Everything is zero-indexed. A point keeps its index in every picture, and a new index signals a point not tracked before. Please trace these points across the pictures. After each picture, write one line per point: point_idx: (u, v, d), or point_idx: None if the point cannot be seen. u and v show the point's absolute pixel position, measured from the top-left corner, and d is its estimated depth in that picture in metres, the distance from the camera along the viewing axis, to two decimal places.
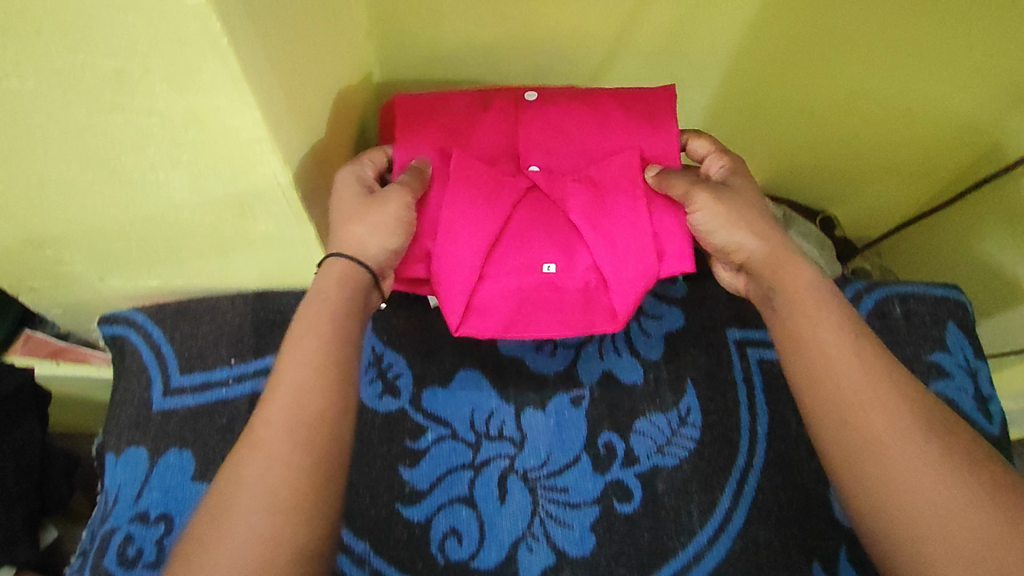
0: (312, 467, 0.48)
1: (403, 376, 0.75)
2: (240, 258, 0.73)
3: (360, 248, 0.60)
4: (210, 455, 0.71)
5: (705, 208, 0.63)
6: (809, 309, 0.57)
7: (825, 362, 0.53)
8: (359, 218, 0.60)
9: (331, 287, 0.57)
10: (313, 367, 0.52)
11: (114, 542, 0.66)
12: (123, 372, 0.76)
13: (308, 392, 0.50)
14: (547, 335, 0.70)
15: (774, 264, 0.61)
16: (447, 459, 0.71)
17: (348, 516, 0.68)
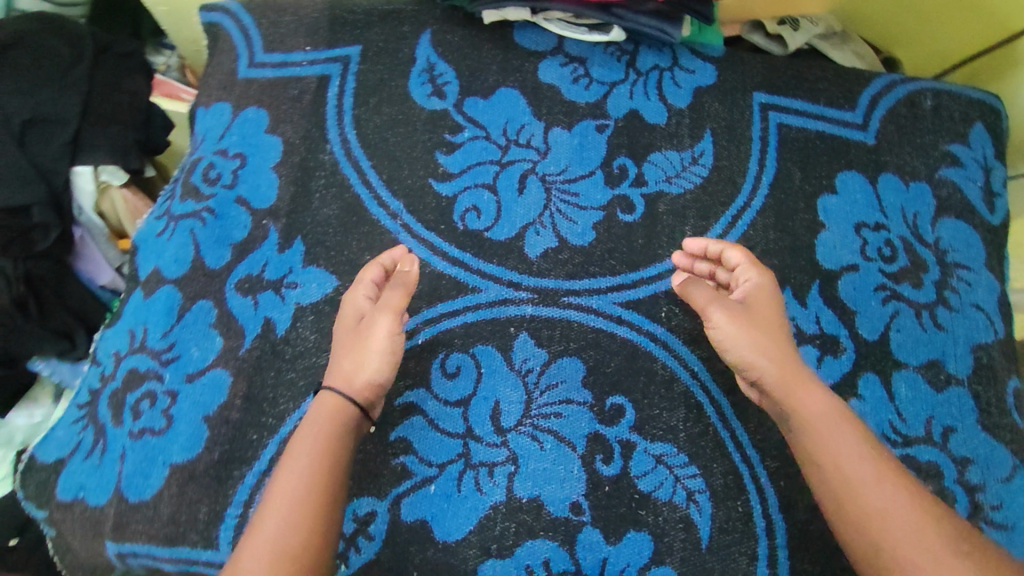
0: (305, 546, 0.54)
1: (450, 84, 0.84)
2: None
3: (345, 381, 0.63)
4: (281, 116, 0.82)
5: (720, 325, 0.66)
6: (841, 429, 0.60)
7: (860, 497, 0.57)
8: (350, 353, 0.64)
9: (321, 420, 0.61)
10: (322, 449, 0.59)
11: (201, 165, 0.80)
12: (217, 52, 0.88)
13: (316, 458, 0.58)
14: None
15: (787, 381, 0.63)
16: (479, 155, 0.81)
17: (388, 180, 0.79)
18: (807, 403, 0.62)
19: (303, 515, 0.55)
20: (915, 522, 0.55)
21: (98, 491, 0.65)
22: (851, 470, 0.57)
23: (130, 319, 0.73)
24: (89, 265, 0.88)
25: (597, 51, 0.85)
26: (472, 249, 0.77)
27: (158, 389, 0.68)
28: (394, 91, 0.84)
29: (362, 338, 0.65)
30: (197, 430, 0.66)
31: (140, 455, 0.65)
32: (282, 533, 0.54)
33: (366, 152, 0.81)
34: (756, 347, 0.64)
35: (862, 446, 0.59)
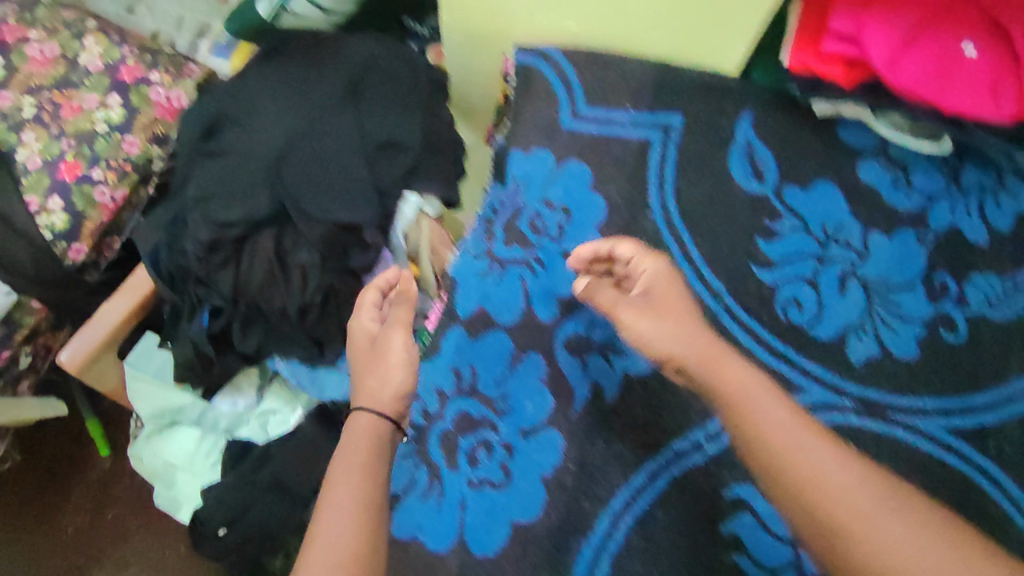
0: (354, 557, 0.55)
1: (770, 168, 0.82)
2: (671, 25, 0.77)
3: (371, 397, 0.66)
4: (605, 174, 0.81)
5: (636, 321, 0.61)
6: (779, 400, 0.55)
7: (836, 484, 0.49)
8: (372, 372, 0.67)
9: (363, 438, 0.63)
10: (355, 464, 0.61)
11: (526, 214, 0.80)
12: (528, 96, 0.86)
13: (356, 473, 0.60)
14: (947, 106, 0.70)
15: (709, 358, 0.58)
16: (799, 246, 0.80)
17: (710, 259, 0.79)
18: (727, 378, 0.56)
19: (359, 528, 0.57)
20: (845, 483, 0.49)
21: (437, 537, 0.67)
22: (772, 435, 0.52)
23: (454, 359, 0.75)
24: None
25: (921, 159, 0.82)
26: (796, 346, 0.76)
27: (495, 439, 0.70)
28: (717, 168, 0.82)
29: (381, 356, 0.68)
30: (537, 491, 0.68)
31: (482, 507, 0.67)
32: (335, 541, 0.56)
33: (687, 225, 0.80)
34: (675, 339, 0.59)
35: (788, 416, 0.54)
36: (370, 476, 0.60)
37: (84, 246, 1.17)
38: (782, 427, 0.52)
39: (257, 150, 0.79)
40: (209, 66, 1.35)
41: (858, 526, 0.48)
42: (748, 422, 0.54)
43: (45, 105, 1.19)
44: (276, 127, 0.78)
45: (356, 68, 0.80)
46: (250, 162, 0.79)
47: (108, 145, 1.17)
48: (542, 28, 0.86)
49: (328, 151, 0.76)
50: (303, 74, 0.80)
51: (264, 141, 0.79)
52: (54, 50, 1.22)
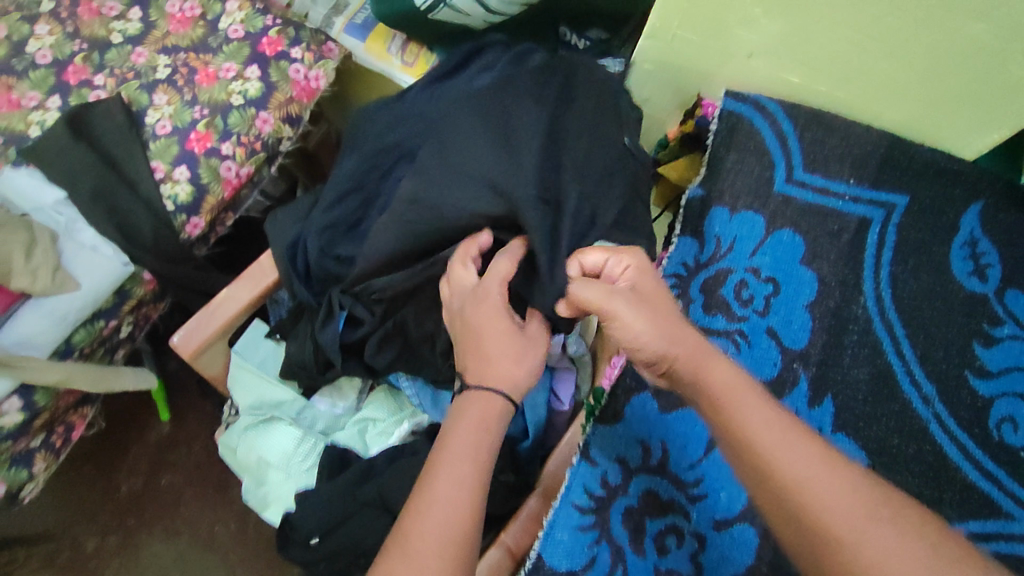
0: (464, 532, 0.54)
1: (993, 267, 0.77)
2: (918, 98, 0.73)
3: (507, 381, 0.65)
4: (819, 248, 0.77)
5: (622, 317, 0.56)
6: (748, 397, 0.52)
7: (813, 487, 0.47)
8: (512, 356, 0.67)
9: (485, 415, 0.63)
10: (476, 438, 0.60)
11: (732, 281, 0.76)
12: (735, 146, 0.83)
13: (474, 444, 0.60)
14: None
15: (695, 359, 0.55)
16: (1017, 358, 0.73)
17: (922, 357, 0.73)
18: (712, 378, 0.54)
19: (470, 507, 0.56)
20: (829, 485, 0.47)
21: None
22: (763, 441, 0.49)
23: (640, 429, 0.69)
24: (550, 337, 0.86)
25: None
26: (1009, 467, 0.69)
27: (686, 529, 0.64)
28: (934, 257, 0.77)
29: (519, 344, 0.67)
30: None
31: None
32: (449, 517, 0.54)
33: (901, 318, 0.74)
34: (668, 337, 0.55)
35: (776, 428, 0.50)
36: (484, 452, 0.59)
37: (202, 221, 1.11)
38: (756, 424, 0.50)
39: (471, 172, 0.74)
40: (343, 46, 1.26)
41: (843, 531, 0.45)
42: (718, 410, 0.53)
43: (180, 67, 1.14)
44: (498, 150, 0.74)
45: (575, 106, 0.78)
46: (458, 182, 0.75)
47: (241, 118, 1.12)
48: (761, 76, 0.80)
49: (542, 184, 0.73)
50: (522, 104, 0.77)
51: (472, 164, 0.74)
52: (195, 9, 1.17)
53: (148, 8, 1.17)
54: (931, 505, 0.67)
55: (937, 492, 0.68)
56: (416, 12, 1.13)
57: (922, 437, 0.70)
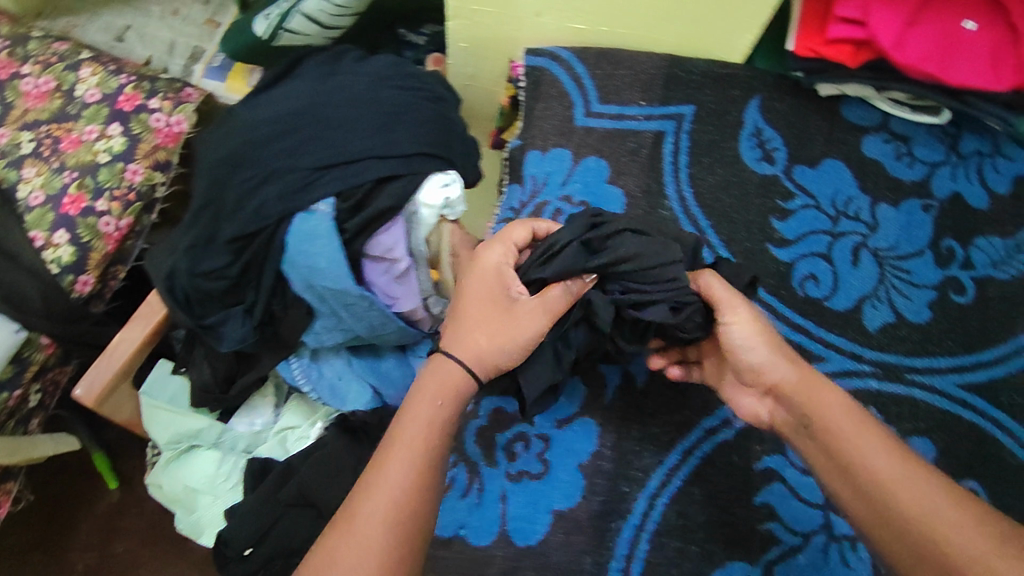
0: (410, 512, 0.57)
1: (779, 150, 0.86)
2: (675, 20, 0.82)
3: (470, 356, 0.64)
4: (622, 166, 0.85)
5: (740, 321, 0.63)
6: (864, 427, 0.58)
7: (912, 499, 0.53)
8: (485, 329, 0.65)
9: (447, 394, 0.63)
10: (429, 420, 0.61)
11: (547, 211, 0.83)
12: (542, 96, 0.90)
13: (424, 424, 0.61)
14: (959, 81, 0.77)
15: (805, 387, 0.61)
16: (812, 223, 0.83)
17: (728, 241, 0.82)
18: (824, 403, 0.60)
19: (415, 487, 0.58)
20: (922, 498, 0.53)
21: (480, 533, 0.66)
22: (870, 454, 0.56)
23: None
24: (403, 289, 0.86)
25: (922, 130, 0.88)
26: (814, 315, 0.79)
27: (530, 433, 0.70)
28: (726, 153, 0.86)
29: (511, 324, 0.64)
30: (571, 480, 0.67)
31: (522, 499, 0.67)
32: (394, 497, 0.57)
33: (704, 211, 0.83)
34: (773, 351, 0.63)
35: (883, 448, 0.56)
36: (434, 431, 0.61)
37: (91, 277, 1.16)
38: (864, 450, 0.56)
39: (298, 168, 0.80)
40: (205, 90, 1.35)
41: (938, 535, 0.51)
42: (823, 438, 0.59)
43: (45, 139, 1.19)
44: (323, 145, 0.80)
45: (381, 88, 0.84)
46: (286, 175, 0.81)
47: (110, 174, 1.17)
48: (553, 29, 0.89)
49: (362, 162, 0.79)
50: (334, 97, 0.83)
51: (298, 158, 0.80)
52: (49, 83, 1.23)
53: (5, 91, 1.23)
54: None
55: None
56: (259, 42, 1.22)
57: None
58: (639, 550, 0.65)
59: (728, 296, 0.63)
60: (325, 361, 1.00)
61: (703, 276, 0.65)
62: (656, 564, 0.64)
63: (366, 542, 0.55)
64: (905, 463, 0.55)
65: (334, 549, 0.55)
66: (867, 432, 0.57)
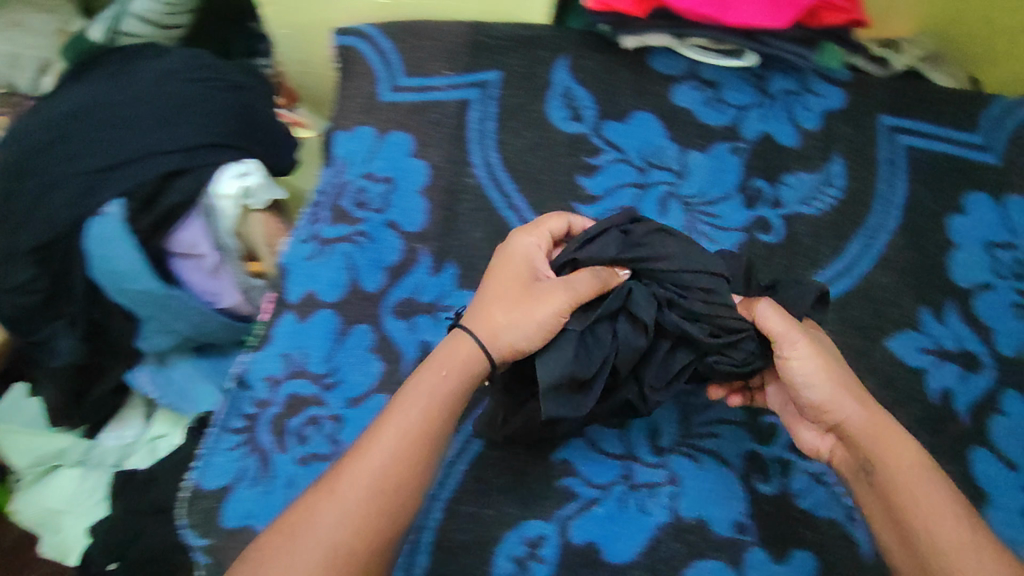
0: (397, 486, 0.53)
1: (589, 109, 0.84)
2: None
3: (490, 333, 0.59)
4: (426, 139, 0.82)
5: (800, 357, 0.60)
6: (917, 462, 0.57)
7: (923, 508, 0.54)
8: (506, 307, 0.60)
9: (453, 366, 0.58)
10: (435, 390, 0.56)
11: (349, 190, 0.80)
12: (348, 75, 0.87)
13: (438, 397, 0.56)
14: (739, 20, 0.77)
15: (870, 427, 0.59)
16: (619, 177, 0.83)
17: (535, 203, 0.80)
18: (896, 451, 0.58)
19: (405, 456, 0.54)
20: (929, 508, 0.54)
21: (261, 517, 0.67)
22: (903, 473, 0.56)
23: (285, 344, 0.75)
24: (218, 285, 0.84)
25: (730, 75, 0.86)
26: None
27: (321, 415, 0.70)
28: (533, 114, 0.84)
29: (529, 302, 0.60)
30: None
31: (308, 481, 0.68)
32: (387, 469, 0.53)
33: (510, 175, 0.81)
34: (846, 392, 0.60)
35: (910, 470, 0.56)
36: (449, 405, 0.57)
37: None
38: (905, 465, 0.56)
39: (81, 175, 0.77)
40: None
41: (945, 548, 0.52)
42: (884, 487, 0.57)
43: None
44: (106, 148, 0.77)
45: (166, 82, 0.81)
46: (70, 183, 0.78)
47: None
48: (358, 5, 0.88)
49: (148, 162, 0.77)
50: (117, 95, 0.80)
51: (81, 164, 0.77)
52: None
53: None
54: None
55: None
56: None
57: None
58: (430, 519, 0.68)
59: (782, 327, 0.60)
60: (173, 369, 0.97)
61: (757, 308, 0.62)
62: (447, 528, 0.67)
63: (348, 507, 0.51)
64: (914, 475, 0.56)
65: (317, 513, 0.51)
66: (891, 453, 0.57)
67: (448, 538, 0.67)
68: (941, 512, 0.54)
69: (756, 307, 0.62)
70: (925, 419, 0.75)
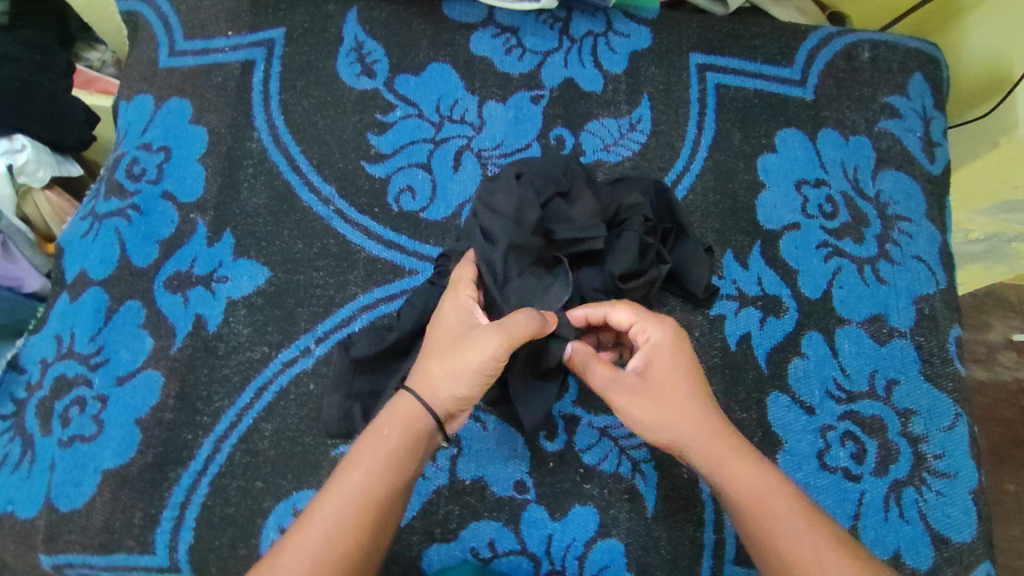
0: (350, 553, 0.50)
1: (380, 63, 0.80)
2: None
3: (428, 390, 0.57)
4: (206, 104, 0.78)
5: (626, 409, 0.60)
6: (760, 478, 0.55)
7: (761, 525, 0.53)
8: (441, 359, 0.57)
9: (395, 421, 0.56)
10: (388, 455, 0.54)
11: (123, 161, 0.77)
12: (135, 43, 0.83)
13: (379, 462, 0.54)
14: None
15: (716, 452, 0.56)
16: (412, 133, 0.78)
17: (318, 164, 0.77)
18: (737, 473, 0.55)
19: (359, 522, 0.51)
20: (792, 526, 0.52)
21: (28, 504, 0.67)
22: (747, 490, 0.54)
23: (56, 325, 0.72)
24: (15, 269, 0.80)
25: (530, 20, 0.82)
26: (408, 230, 0.75)
27: (86, 395, 0.69)
28: (321, 72, 0.79)
29: (460, 346, 0.57)
30: (128, 435, 0.67)
31: (69, 463, 0.67)
32: (330, 536, 0.50)
33: (295, 138, 0.77)
34: (676, 424, 0.58)
35: (778, 492, 0.54)
36: (395, 466, 0.54)
37: None
38: (761, 488, 0.54)
39: None
40: None
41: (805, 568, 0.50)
42: (739, 519, 0.55)
43: None
44: None
45: None
46: None
47: None
48: None
49: None
50: None
51: None
52: None
53: None
54: (335, 290, 0.73)
55: (342, 276, 0.73)
56: None
57: (325, 233, 0.75)
58: (195, 496, 0.66)
59: (605, 379, 0.61)
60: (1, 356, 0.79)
61: (584, 367, 0.62)
62: (210, 505, 0.66)
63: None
64: (753, 494, 0.54)
65: None
66: (744, 467, 0.56)
67: (216, 512, 0.65)
68: (799, 530, 0.52)
69: (584, 366, 0.62)
70: (721, 368, 0.73)
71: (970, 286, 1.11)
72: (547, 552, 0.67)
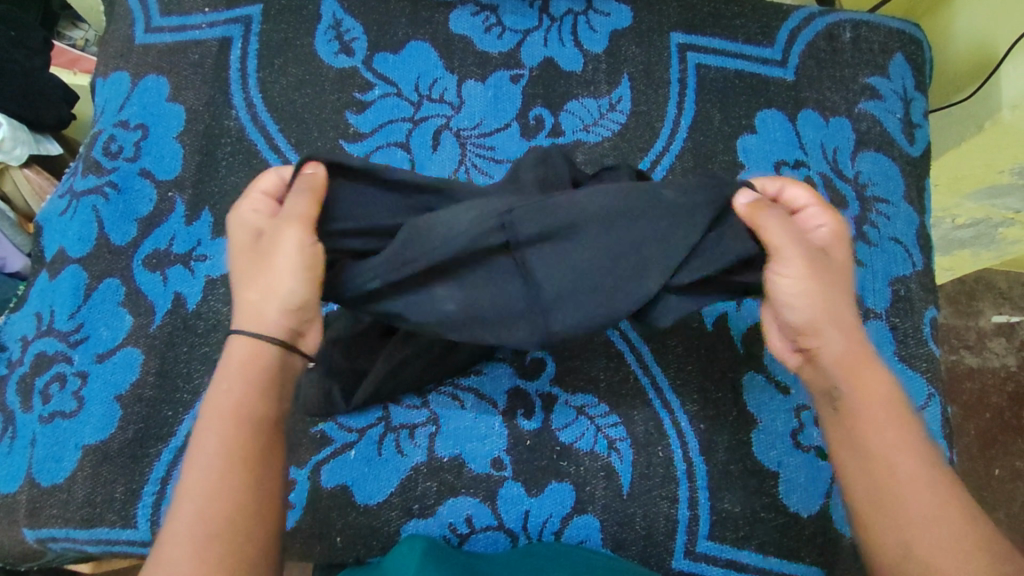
0: (234, 515, 0.47)
1: (358, 41, 0.80)
2: None
3: (255, 319, 0.51)
4: (184, 82, 0.78)
5: (793, 276, 0.53)
6: (885, 395, 0.52)
7: (871, 435, 0.51)
8: (253, 283, 0.52)
9: (233, 374, 0.50)
10: (233, 411, 0.49)
11: (100, 138, 0.76)
12: (111, 19, 0.83)
13: (228, 420, 0.49)
14: None
15: (847, 359, 0.53)
16: (390, 113, 0.78)
17: (297, 144, 0.77)
18: (862, 383, 0.53)
19: (229, 481, 0.47)
20: (904, 449, 0.51)
21: (10, 479, 0.68)
22: (868, 397, 0.52)
23: (36, 303, 0.73)
24: None
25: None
26: None
27: (67, 371, 0.69)
28: (299, 50, 0.79)
29: (264, 259, 0.52)
30: (108, 411, 0.68)
31: (50, 439, 0.67)
32: (203, 509, 0.46)
33: (273, 116, 0.77)
34: (825, 315, 0.53)
35: (897, 412, 0.52)
36: (241, 417, 0.49)
37: None
38: (883, 401, 0.52)
39: None
40: None
41: (909, 490, 0.49)
42: (853, 420, 0.52)
43: None
44: None
45: None
46: None
47: None
48: None
49: None
50: None
51: None
52: None
53: None
54: None
55: None
56: None
57: None
58: (177, 471, 0.67)
59: (785, 233, 0.53)
60: None
61: (760, 219, 0.53)
62: None
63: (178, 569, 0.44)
64: (877, 406, 0.52)
65: None
66: (873, 379, 0.53)
67: None
68: (912, 457, 0.50)
69: (759, 218, 0.54)
70: (697, 348, 0.74)
71: (958, 273, 1.12)
72: (524, 527, 0.68)
